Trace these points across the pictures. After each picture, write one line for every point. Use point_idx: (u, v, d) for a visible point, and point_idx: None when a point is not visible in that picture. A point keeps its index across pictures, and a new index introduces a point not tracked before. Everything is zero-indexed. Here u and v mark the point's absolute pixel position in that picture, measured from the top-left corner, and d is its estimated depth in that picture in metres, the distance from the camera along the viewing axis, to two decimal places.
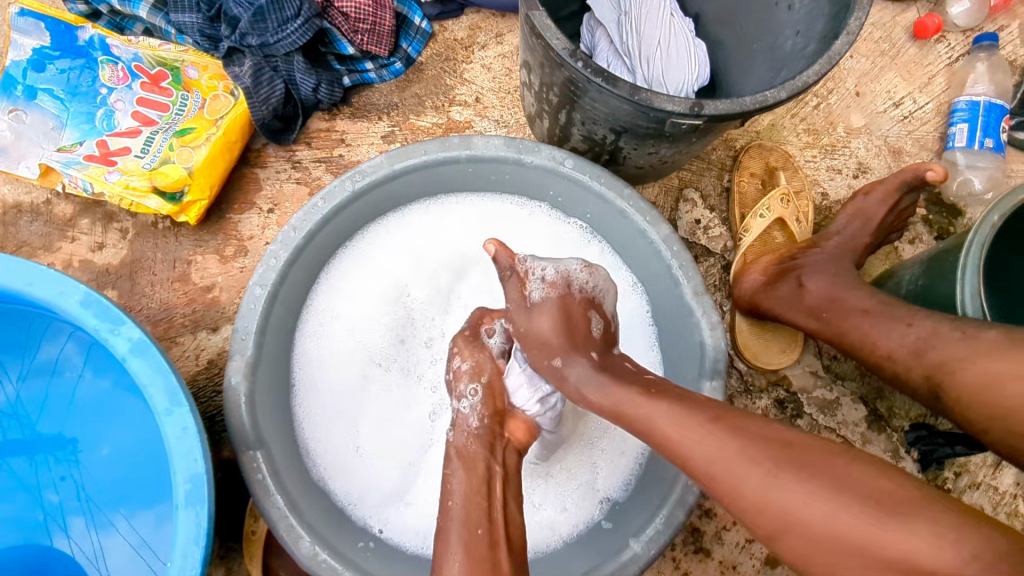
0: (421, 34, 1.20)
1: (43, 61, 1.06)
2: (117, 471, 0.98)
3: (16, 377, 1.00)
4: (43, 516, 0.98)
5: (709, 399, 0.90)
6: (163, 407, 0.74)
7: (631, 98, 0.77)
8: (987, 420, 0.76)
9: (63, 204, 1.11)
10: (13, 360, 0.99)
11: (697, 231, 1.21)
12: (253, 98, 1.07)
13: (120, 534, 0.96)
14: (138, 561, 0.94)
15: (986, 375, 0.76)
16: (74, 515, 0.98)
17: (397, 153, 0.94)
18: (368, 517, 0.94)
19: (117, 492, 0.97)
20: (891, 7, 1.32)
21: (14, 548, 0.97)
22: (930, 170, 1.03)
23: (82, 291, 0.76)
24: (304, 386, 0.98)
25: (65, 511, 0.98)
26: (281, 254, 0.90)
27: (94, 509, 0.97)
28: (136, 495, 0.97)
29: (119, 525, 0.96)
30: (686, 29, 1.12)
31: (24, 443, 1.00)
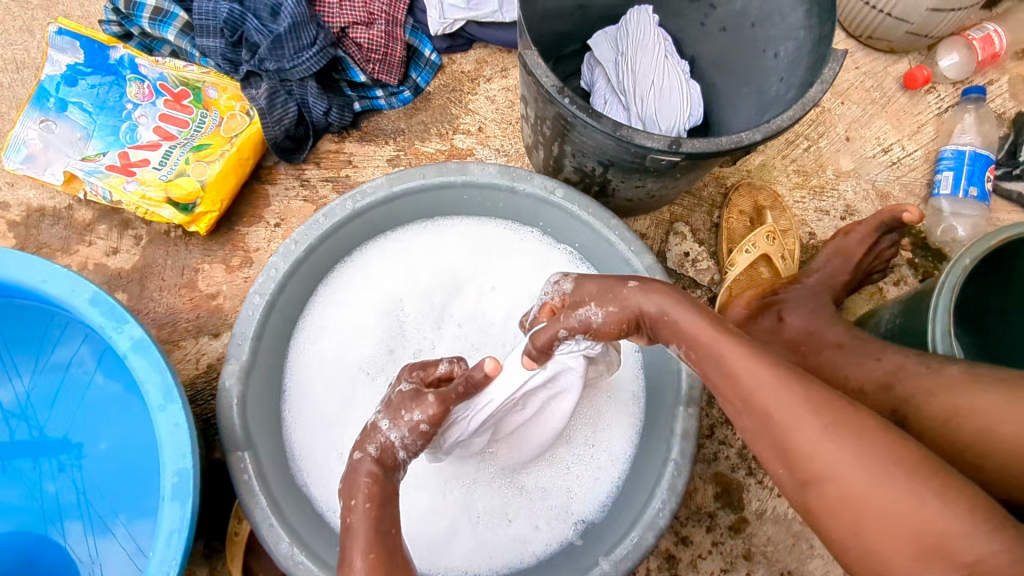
0: (430, 65, 1.27)
1: (76, 76, 1.14)
2: (121, 461, 1.02)
3: (28, 376, 1.06)
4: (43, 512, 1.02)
5: (683, 424, 0.93)
6: (158, 403, 0.79)
7: (613, 133, 0.82)
8: (945, 453, 0.79)
9: (83, 209, 1.18)
10: (31, 360, 1.05)
11: (685, 263, 1.25)
12: (266, 118, 1.13)
13: (117, 540, 0.99)
14: (134, 556, 0.98)
15: (945, 409, 0.79)
16: (72, 518, 1.01)
17: (397, 176, 1.00)
18: None
19: (116, 500, 1.01)
20: (883, 58, 1.37)
21: (14, 542, 1.00)
22: (905, 212, 1.09)
23: (92, 290, 0.81)
24: (295, 393, 1.02)
25: (64, 512, 1.02)
26: (282, 265, 0.95)
27: (93, 514, 1.01)
28: (135, 501, 1.01)
29: (117, 532, 0.99)
30: (678, 72, 1.17)
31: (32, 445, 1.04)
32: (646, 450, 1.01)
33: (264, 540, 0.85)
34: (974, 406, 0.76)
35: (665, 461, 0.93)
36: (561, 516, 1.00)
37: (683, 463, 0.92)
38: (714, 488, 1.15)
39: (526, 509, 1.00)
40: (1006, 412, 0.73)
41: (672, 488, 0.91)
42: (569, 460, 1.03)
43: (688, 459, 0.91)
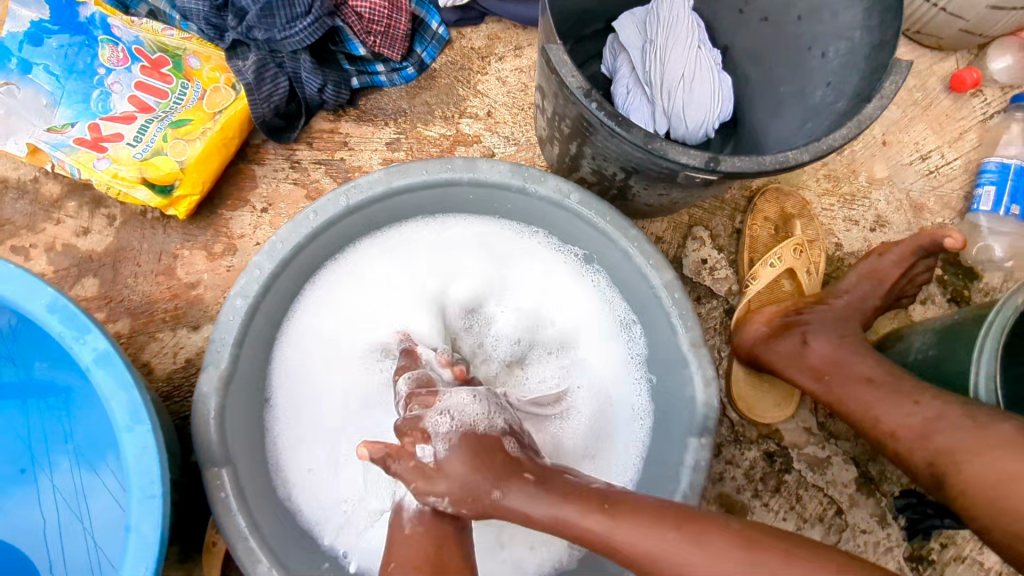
0: (437, 40, 1.15)
1: (41, 35, 1.02)
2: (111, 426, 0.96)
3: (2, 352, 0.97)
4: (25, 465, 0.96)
5: (695, 456, 0.87)
6: (123, 423, 0.71)
7: (643, 146, 0.72)
8: (989, 514, 0.72)
9: (51, 183, 1.07)
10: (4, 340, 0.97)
11: (702, 270, 1.16)
12: (254, 94, 1.02)
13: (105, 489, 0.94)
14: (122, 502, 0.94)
15: (992, 471, 0.72)
16: (61, 456, 0.96)
17: (397, 171, 0.90)
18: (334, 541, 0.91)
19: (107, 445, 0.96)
20: (929, 55, 1.26)
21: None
22: (948, 237, 1.00)
23: (50, 294, 0.72)
24: (280, 400, 0.95)
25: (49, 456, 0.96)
26: (266, 266, 0.86)
27: (84, 452, 0.96)
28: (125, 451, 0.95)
29: (105, 476, 0.95)
30: (712, 62, 1.06)
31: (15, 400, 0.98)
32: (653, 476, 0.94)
33: (241, 566, 0.78)
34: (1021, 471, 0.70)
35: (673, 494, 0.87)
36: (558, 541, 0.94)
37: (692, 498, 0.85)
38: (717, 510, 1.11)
39: (522, 533, 0.95)
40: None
41: None
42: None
43: (698, 495, 0.85)
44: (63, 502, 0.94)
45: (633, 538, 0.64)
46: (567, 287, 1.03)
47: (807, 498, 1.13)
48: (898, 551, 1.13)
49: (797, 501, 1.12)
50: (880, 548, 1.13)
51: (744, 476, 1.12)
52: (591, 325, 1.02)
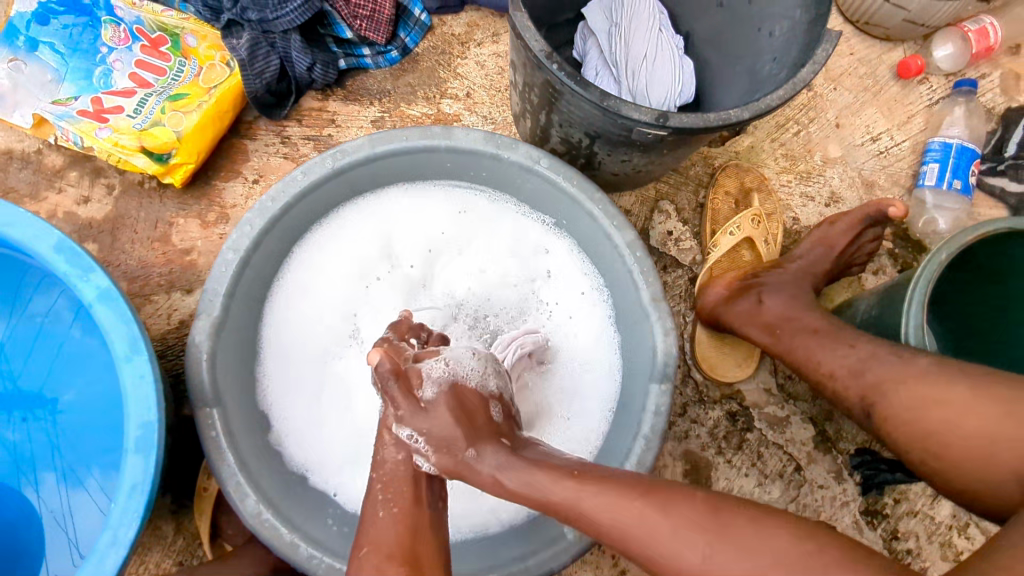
0: (419, 26, 1.23)
1: (48, 15, 1.09)
2: (93, 429, 0.99)
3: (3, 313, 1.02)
4: (15, 477, 1.00)
5: (656, 401, 0.94)
6: (123, 354, 0.77)
7: (600, 103, 0.81)
8: (917, 437, 0.79)
9: (53, 154, 1.14)
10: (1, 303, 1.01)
11: (668, 242, 1.24)
12: (245, 70, 1.09)
13: (88, 496, 0.97)
14: (104, 509, 0.96)
15: (915, 399, 0.80)
16: (46, 472, 1.00)
17: (379, 137, 0.97)
18: (319, 483, 0.97)
19: (90, 454, 0.99)
20: (878, 45, 1.36)
21: None
22: (891, 206, 1.10)
23: (57, 236, 0.79)
24: (270, 351, 1.01)
25: (37, 468, 1.00)
26: (256, 223, 0.93)
27: (68, 468, 0.99)
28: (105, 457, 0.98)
29: (89, 487, 0.98)
30: (673, 45, 1.16)
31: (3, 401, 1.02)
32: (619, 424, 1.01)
33: (230, 497, 0.84)
34: (939, 397, 0.77)
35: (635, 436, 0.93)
36: None
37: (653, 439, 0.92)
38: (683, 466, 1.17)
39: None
40: (971, 405, 0.75)
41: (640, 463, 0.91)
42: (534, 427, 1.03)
43: (659, 435, 0.92)
44: (51, 519, 0.97)
45: (586, 437, 0.74)
46: (541, 250, 1.10)
47: (768, 455, 1.19)
48: (853, 505, 1.19)
49: (758, 457, 1.19)
50: (837, 502, 1.19)
51: (708, 434, 1.19)
52: (562, 285, 1.09)
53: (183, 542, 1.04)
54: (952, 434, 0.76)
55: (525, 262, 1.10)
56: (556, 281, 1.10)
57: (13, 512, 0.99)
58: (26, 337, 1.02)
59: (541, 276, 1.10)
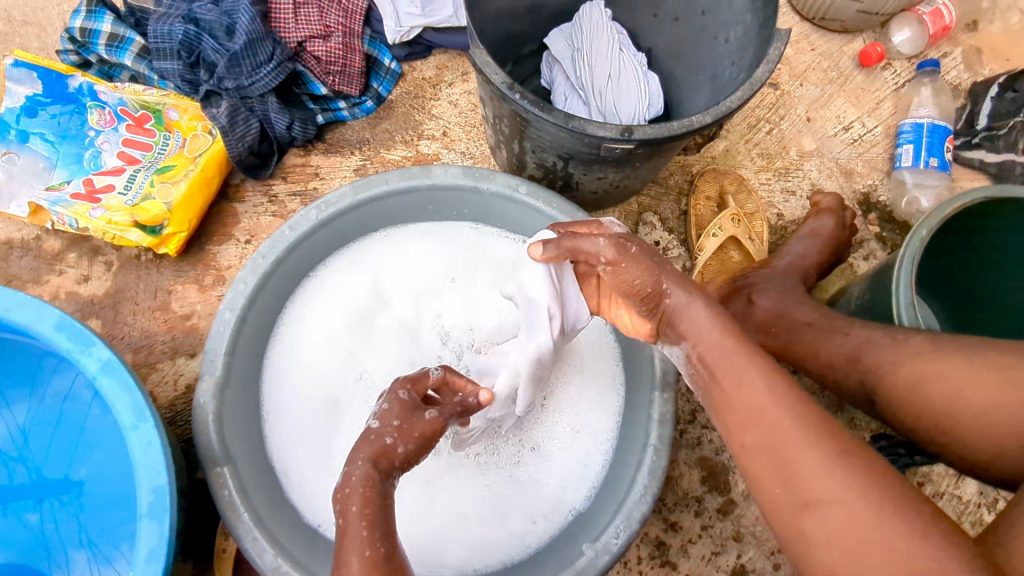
0: (390, 74, 1.28)
1: (36, 107, 1.14)
2: (99, 486, 0.99)
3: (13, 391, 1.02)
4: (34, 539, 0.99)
5: (661, 410, 0.94)
6: (129, 422, 0.79)
7: (565, 125, 0.83)
8: (920, 413, 0.79)
9: (51, 239, 1.18)
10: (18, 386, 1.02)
11: (656, 252, 1.25)
12: (229, 136, 1.13)
13: (107, 551, 0.96)
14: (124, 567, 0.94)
15: (916, 375, 0.80)
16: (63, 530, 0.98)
17: (360, 184, 1.01)
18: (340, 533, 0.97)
19: (100, 510, 0.98)
20: (837, 38, 1.39)
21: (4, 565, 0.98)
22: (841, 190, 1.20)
23: (57, 315, 0.81)
24: (274, 411, 1.02)
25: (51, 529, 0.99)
26: (250, 280, 0.96)
27: (82, 526, 0.98)
28: (113, 509, 0.98)
29: (106, 542, 0.97)
30: (637, 65, 1.19)
31: (21, 472, 1.01)
32: (626, 434, 1.01)
33: (248, 554, 0.85)
34: (938, 372, 0.78)
35: (644, 447, 0.93)
36: (546, 510, 0.99)
37: (662, 448, 0.92)
38: (700, 473, 1.15)
39: (515, 501, 1.00)
40: (966, 374, 0.75)
41: (653, 473, 0.91)
42: (543, 437, 1.04)
43: (667, 443, 0.92)
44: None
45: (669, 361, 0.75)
46: None
47: None
48: None
49: None
50: None
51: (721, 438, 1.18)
52: None
53: None
54: (952, 406, 0.76)
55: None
56: None
57: None
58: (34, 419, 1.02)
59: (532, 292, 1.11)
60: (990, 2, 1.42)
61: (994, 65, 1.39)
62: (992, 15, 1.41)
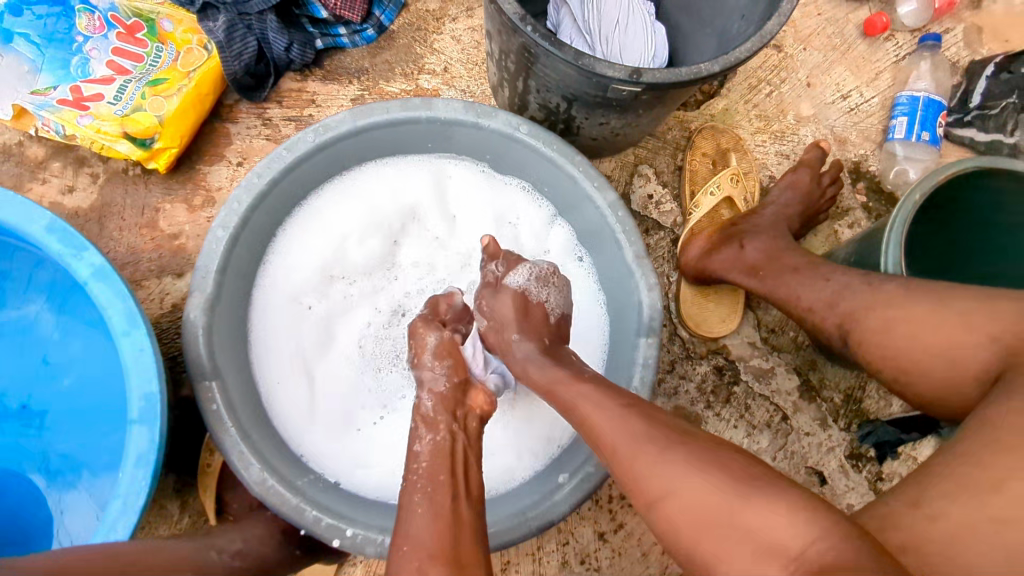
0: (393, 3, 1.24)
1: (21, 6, 1.07)
2: (84, 400, 0.97)
3: None
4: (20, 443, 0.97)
5: (644, 354, 0.96)
6: (121, 328, 0.78)
7: (574, 62, 0.83)
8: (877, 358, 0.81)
9: (35, 146, 1.14)
10: None
11: (649, 205, 1.27)
12: (225, 53, 1.11)
13: (94, 460, 0.95)
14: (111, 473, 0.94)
15: (885, 321, 0.79)
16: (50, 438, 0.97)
17: (360, 111, 0.99)
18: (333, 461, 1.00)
19: (85, 420, 0.97)
20: (844, 5, 1.39)
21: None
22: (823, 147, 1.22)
23: (49, 217, 0.80)
24: (261, 335, 1.04)
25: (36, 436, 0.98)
26: (244, 200, 0.94)
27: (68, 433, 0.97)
28: (101, 417, 0.96)
29: (94, 451, 0.95)
30: (645, 14, 1.19)
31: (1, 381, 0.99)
32: (610, 380, 1.04)
33: (234, 466, 0.86)
34: (904, 314, 0.77)
35: (625, 389, 0.95)
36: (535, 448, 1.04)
37: (642, 390, 0.94)
38: (674, 421, 1.20)
39: (509, 446, 1.04)
40: (931, 319, 0.74)
41: None
42: None
43: (648, 387, 0.94)
44: (60, 484, 0.95)
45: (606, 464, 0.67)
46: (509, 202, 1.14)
47: (755, 406, 1.22)
48: (839, 450, 1.22)
49: (746, 409, 1.22)
50: (823, 448, 1.22)
51: (696, 389, 1.22)
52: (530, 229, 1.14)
53: (189, 519, 1.07)
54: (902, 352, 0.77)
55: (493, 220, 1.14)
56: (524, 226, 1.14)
57: (11, 504, 0.95)
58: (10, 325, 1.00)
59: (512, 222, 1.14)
60: None
61: (993, 46, 1.40)
62: None
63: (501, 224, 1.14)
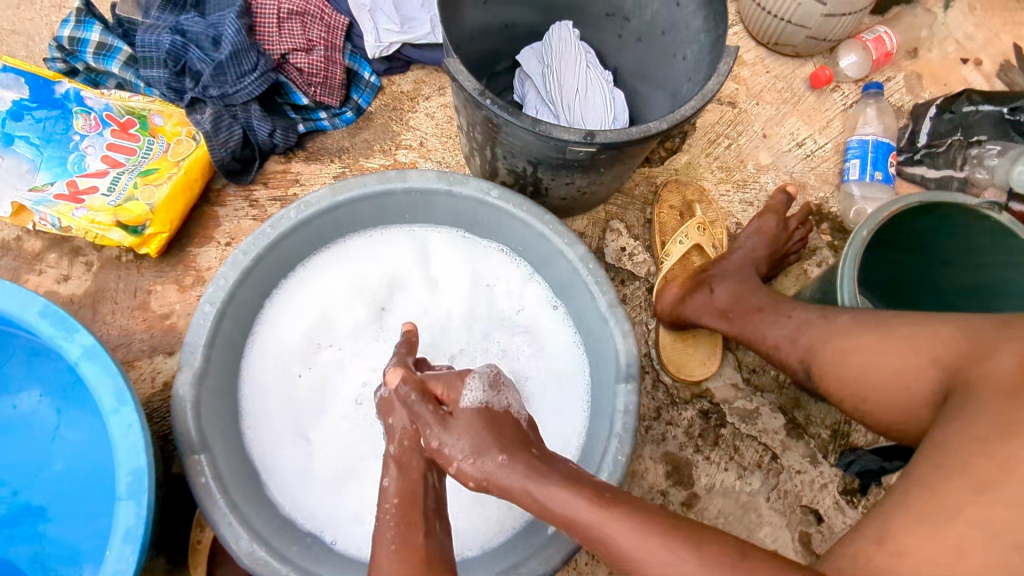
0: (370, 87, 1.34)
1: (22, 112, 1.17)
2: (76, 483, 0.98)
3: None
4: (9, 531, 0.97)
5: (624, 401, 0.98)
6: (110, 406, 0.81)
7: (533, 129, 0.89)
8: (836, 389, 0.89)
9: (32, 240, 1.20)
10: None
11: (623, 257, 1.32)
12: (211, 140, 1.18)
13: (84, 544, 0.95)
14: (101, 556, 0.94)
15: (841, 351, 0.87)
16: (39, 524, 0.97)
17: (340, 186, 1.05)
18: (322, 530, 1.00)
19: (75, 503, 0.98)
20: (790, 62, 1.49)
21: None
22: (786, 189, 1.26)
23: (42, 302, 0.84)
24: (251, 406, 1.07)
25: (26, 523, 0.98)
26: (230, 276, 0.98)
27: (57, 518, 0.97)
28: (92, 499, 0.97)
29: (84, 534, 0.96)
30: (603, 81, 1.27)
31: None
32: (595, 429, 1.05)
33: (224, 538, 0.86)
34: (855, 343, 0.86)
35: (609, 437, 0.97)
36: (526, 497, 1.04)
37: (625, 437, 0.95)
38: (665, 467, 1.20)
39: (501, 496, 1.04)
40: (879, 346, 0.83)
41: (617, 460, 0.94)
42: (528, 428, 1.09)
43: (631, 433, 0.95)
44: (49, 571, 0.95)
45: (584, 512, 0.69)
46: (488, 266, 1.19)
47: (744, 447, 1.23)
48: (832, 486, 1.22)
49: (735, 451, 1.23)
50: (816, 486, 1.22)
51: (684, 434, 1.23)
52: (509, 291, 1.18)
53: None
54: (860, 383, 0.85)
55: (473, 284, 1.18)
56: (503, 288, 1.18)
57: None
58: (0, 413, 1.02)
59: (491, 285, 1.18)
60: (928, 32, 1.54)
61: (933, 90, 1.50)
62: (930, 43, 1.54)
63: (481, 287, 1.18)
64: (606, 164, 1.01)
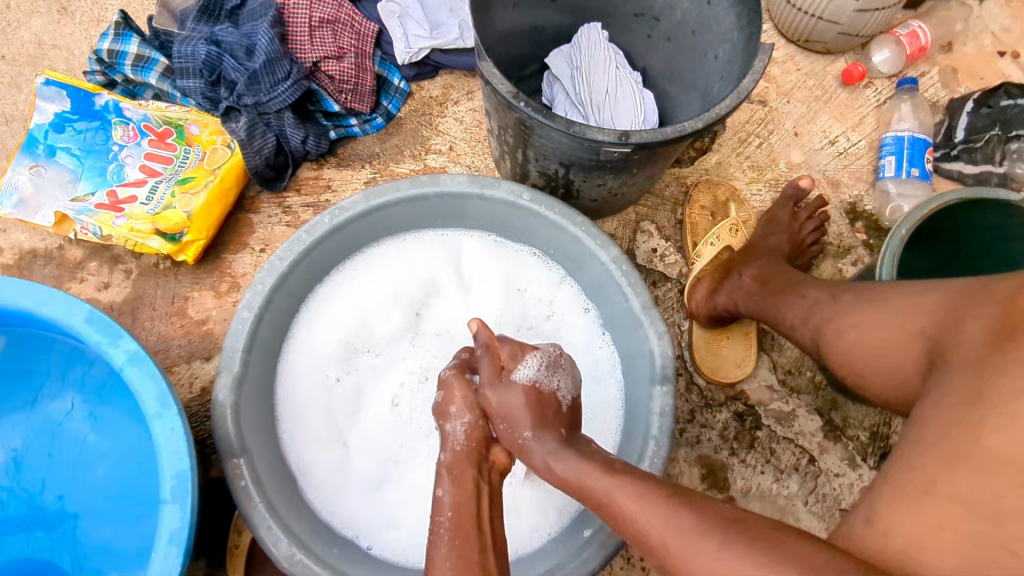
0: (399, 92, 1.34)
1: (64, 124, 1.21)
2: (120, 486, 1.00)
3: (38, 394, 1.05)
4: (56, 533, 0.99)
5: (660, 403, 0.96)
6: (154, 410, 0.82)
7: (567, 130, 0.89)
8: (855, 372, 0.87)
9: (74, 249, 1.23)
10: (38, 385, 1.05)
11: (654, 258, 1.31)
12: (246, 149, 1.19)
13: (128, 545, 0.97)
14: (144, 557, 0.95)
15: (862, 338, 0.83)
16: (85, 526, 0.99)
17: (373, 191, 1.05)
18: (358, 535, 1.01)
19: (119, 505, 0.99)
20: (821, 59, 1.47)
21: (28, 558, 0.99)
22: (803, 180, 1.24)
23: (87, 309, 0.86)
24: (287, 411, 1.08)
25: (71, 525, 1.00)
26: (267, 281, 0.99)
27: (102, 520, 0.99)
28: (136, 502, 0.99)
29: (128, 536, 0.97)
30: (633, 82, 1.26)
31: (39, 473, 1.02)
32: (630, 432, 1.04)
33: (263, 542, 0.87)
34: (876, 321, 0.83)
35: (646, 439, 0.96)
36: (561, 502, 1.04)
37: (662, 439, 0.94)
38: (700, 470, 1.19)
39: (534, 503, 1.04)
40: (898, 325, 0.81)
41: (654, 463, 0.93)
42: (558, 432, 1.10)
43: (668, 435, 0.94)
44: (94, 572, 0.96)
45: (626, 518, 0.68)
46: (520, 269, 1.19)
47: (780, 450, 1.21)
48: None
49: (771, 453, 1.21)
50: (856, 489, 1.20)
51: (719, 437, 1.21)
52: (541, 294, 1.18)
53: None
54: (860, 360, 0.84)
55: (506, 287, 1.18)
56: (535, 291, 1.18)
57: None
58: (46, 418, 1.04)
59: (523, 288, 1.19)
60: (963, 26, 1.51)
61: (970, 84, 1.47)
62: (966, 37, 1.50)
63: (513, 291, 1.18)
64: (639, 164, 1.00)
